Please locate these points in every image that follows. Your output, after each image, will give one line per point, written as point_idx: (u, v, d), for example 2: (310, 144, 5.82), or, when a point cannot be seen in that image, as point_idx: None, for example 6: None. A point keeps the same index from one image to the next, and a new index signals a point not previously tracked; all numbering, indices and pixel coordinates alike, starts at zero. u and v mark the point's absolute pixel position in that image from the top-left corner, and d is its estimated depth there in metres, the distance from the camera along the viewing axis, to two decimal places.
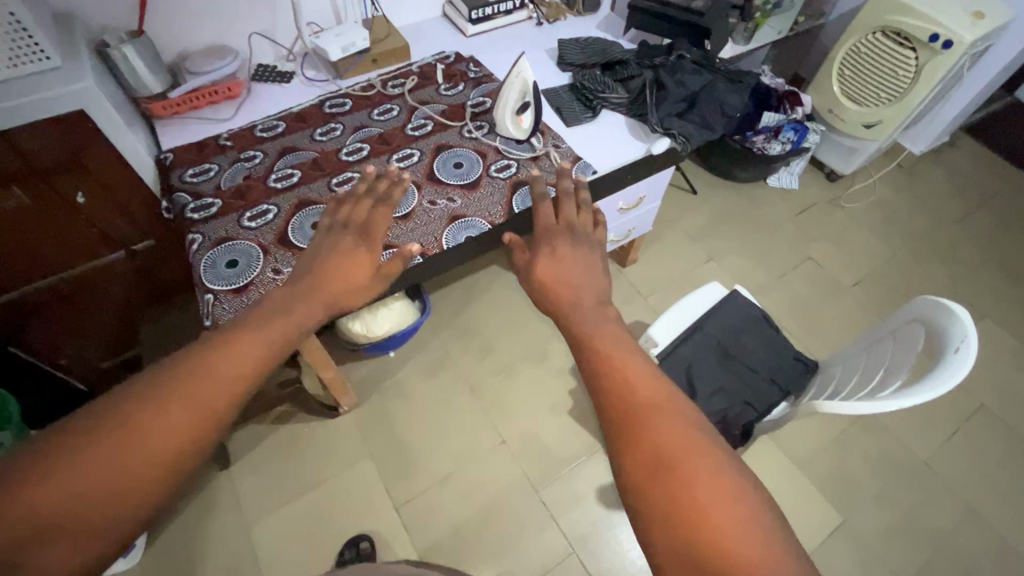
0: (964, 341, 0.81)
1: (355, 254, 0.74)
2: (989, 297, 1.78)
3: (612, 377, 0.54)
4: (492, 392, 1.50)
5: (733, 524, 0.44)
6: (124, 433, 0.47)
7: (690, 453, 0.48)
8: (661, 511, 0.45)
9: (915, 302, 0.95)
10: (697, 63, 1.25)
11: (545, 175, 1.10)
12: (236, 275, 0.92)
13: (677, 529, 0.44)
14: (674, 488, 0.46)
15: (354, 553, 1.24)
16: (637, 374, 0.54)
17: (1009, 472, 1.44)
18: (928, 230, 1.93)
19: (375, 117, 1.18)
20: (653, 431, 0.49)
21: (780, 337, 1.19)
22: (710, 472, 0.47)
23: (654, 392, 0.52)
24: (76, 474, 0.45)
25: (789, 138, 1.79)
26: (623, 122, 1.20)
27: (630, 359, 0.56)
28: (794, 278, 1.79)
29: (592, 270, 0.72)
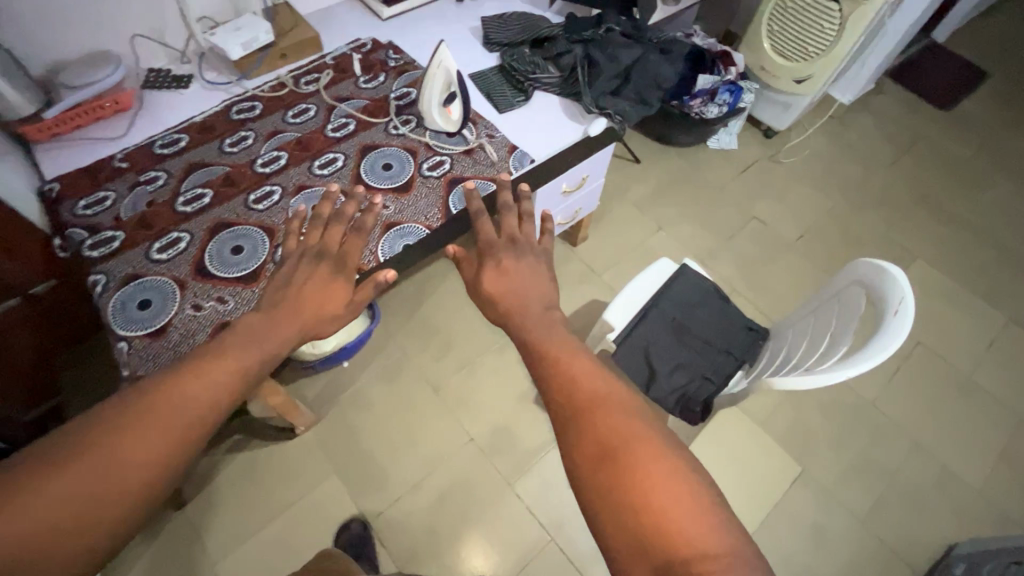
0: (902, 303, 0.83)
1: (331, 285, 0.73)
2: (920, 238, 1.87)
3: (559, 382, 0.63)
4: (455, 390, 1.46)
5: (677, 505, 0.51)
6: (93, 460, 0.49)
7: (633, 436, 0.56)
8: (605, 490, 0.53)
9: (851, 266, 0.98)
10: (629, 37, 1.22)
11: (481, 169, 1.04)
12: (151, 318, 0.83)
13: (624, 506, 0.52)
14: (621, 472, 0.53)
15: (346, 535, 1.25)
16: (582, 376, 0.62)
17: (946, 402, 1.54)
18: (860, 178, 2.00)
19: (290, 120, 1.08)
20: (601, 426, 0.57)
21: (731, 307, 1.20)
22: (656, 460, 0.54)
23: (598, 389, 0.61)
24: (43, 505, 0.46)
25: (726, 100, 1.77)
26: (557, 103, 1.16)
27: (577, 359, 0.65)
28: (741, 239, 1.82)
29: (537, 275, 0.79)
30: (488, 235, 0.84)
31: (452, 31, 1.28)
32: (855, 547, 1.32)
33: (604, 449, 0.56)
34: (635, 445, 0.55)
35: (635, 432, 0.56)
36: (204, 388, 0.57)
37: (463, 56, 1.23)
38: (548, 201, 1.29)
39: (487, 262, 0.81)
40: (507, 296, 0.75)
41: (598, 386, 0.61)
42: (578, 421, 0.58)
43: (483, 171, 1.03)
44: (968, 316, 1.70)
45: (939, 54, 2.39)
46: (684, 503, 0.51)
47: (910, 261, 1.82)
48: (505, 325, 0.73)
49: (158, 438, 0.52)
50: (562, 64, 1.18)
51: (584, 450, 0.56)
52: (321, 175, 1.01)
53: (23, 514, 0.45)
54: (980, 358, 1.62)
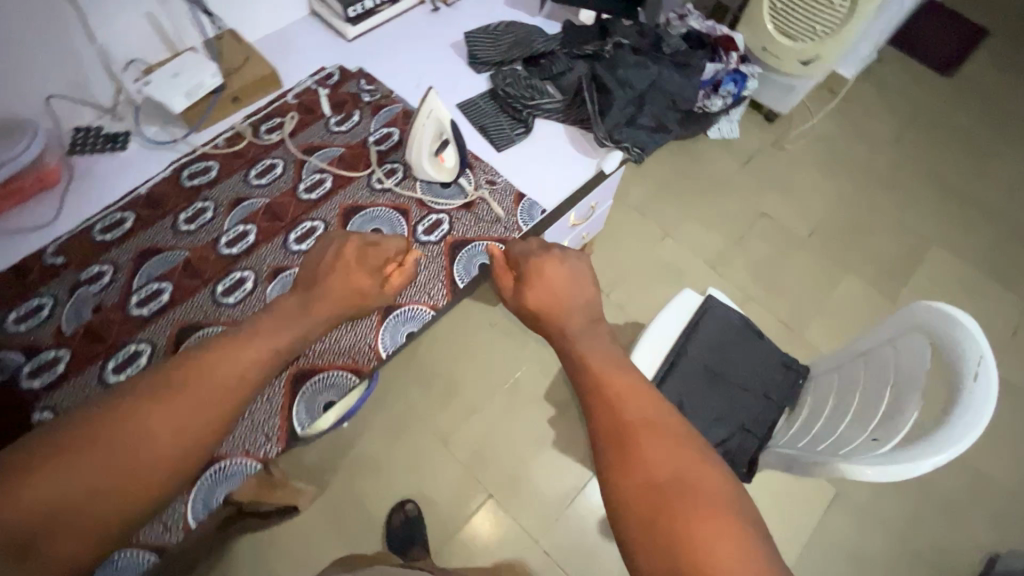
0: (981, 366, 0.74)
1: (359, 269, 0.71)
2: (934, 221, 1.78)
3: (603, 398, 0.58)
4: (466, 440, 1.36)
5: (727, 548, 0.46)
6: (112, 449, 0.49)
7: (678, 469, 0.51)
8: (647, 516, 0.49)
9: (908, 308, 0.88)
10: (638, 50, 1.06)
11: (487, 226, 0.90)
12: None
13: (665, 536, 0.47)
14: (666, 506, 0.49)
15: (402, 520, 1.24)
16: (629, 396, 0.58)
17: None
18: (869, 158, 1.88)
19: (254, 181, 0.92)
20: (644, 449, 0.53)
21: (764, 344, 1.11)
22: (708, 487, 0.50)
23: (647, 412, 0.56)
24: (81, 476, 0.47)
25: (729, 91, 1.63)
26: (563, 133, 1.01)
27: (622, 377, 0.60)
28: (752, 239, 1.71)
29: (580, 279, 0.71)
30: (522, 248, 0.77)
31: (430, 49, 1.10)
32: (896, 568, 1.29)
33: (642, 472, 0.52)
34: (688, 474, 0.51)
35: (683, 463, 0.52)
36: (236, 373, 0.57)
37: (446, 81, 1.06)
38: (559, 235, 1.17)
39: (522, 272, 0.74)
40: (546, 306, 0.68)
41: (643, 409, 0.56)
42: (618, 441, 0.54)
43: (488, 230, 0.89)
44: (986, 305, 1.64)
45: (938, 12, 2.25)
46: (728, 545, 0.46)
47: (925, 247, 1.73)
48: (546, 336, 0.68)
49: (181, 426, 0.52)
50: (564, 87, 1.02)
51: (621, 473, 0.52)
52: (299, 252, 0.86)
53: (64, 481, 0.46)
54: (1003, 349, 1.57)
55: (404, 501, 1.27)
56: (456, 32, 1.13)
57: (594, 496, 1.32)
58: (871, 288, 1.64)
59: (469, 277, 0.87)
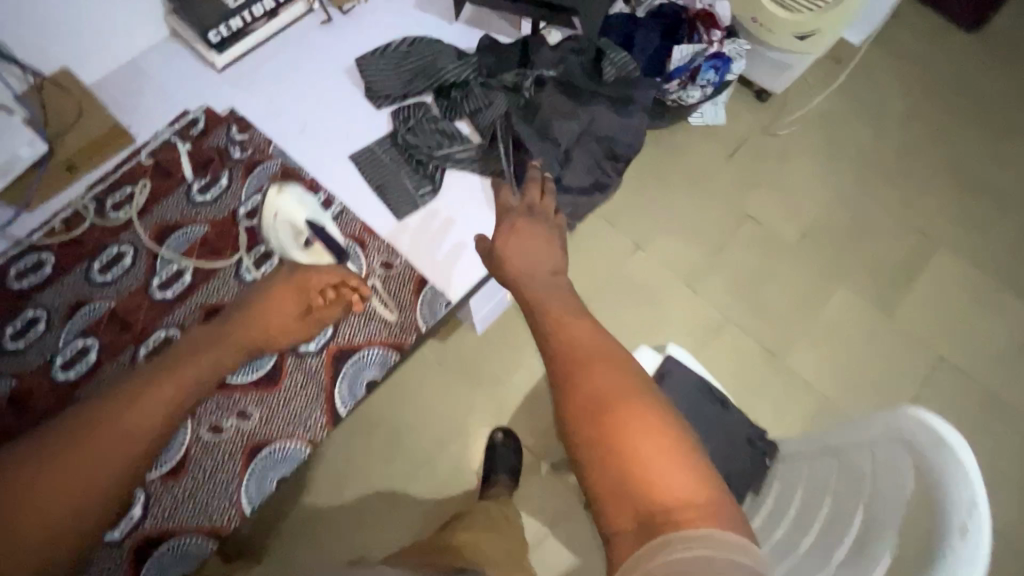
0: (970, 505, 0.58)
1: (279, 296, 0.87)
2: (944, 215, 1.57)
3: (556, 332, 0.70)
4: (415, 497, 1.26)
5: (659, 460, 0.58)
6: (100, 445, 0.71)
7: (649, 440, 0.59)
8: (595, 435, 0.60)
9: (900, 416, 0.72)
10: (562, 83, 1.07)
11: (363, 335, 0.98)
12: None
13: (607, 448, 0.59)
14: (614, 424, 0.60)
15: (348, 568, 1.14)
16: (580, 334, 0.69)
17: (971, 429, 1.36)
18: (874, 142, 1.65)
19: (98, 278, 0.94)
20: (594, 380, 0.64)
21: (729, 414, 0.97)
22: (643, 411, 0.61)
23: (598, 349, 0.67)
24: (83, 463, 0.70)
25: (709, 80, 1.38)
26: (466, 201, 1.03)
27: (603, 366, 0.65)
28: (734, 247, 1.52)
29: (549, 245, 0.84)
30: (507, 201, 0.91)
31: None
32: None
33: (617, 444, 0.59)
34: (630, 397, 0.62)
35: (628, 390, 0.63)
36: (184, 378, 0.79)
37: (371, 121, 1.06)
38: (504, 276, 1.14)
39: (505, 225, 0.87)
40: (513, 261, 0.82)
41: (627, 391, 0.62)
42: (600, 420, 0.61)
43: (369, 335, 0.98)
44: (996, 315, 1.47)
45: None
46: (693, 504, 0.55)
47: (931, 249, 1.54)
48: (512, 284, 0.81)
49: (140, 428, 0.74)
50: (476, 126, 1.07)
51: (595, 445, 0.60)
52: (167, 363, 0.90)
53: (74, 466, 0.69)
54: (1009, 367, 1.42)
55: (349, 568, 1.14)
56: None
57: (551, 554, 1.23)
58: (866, 301, 1.48)
59: (348, 400, 0.97)
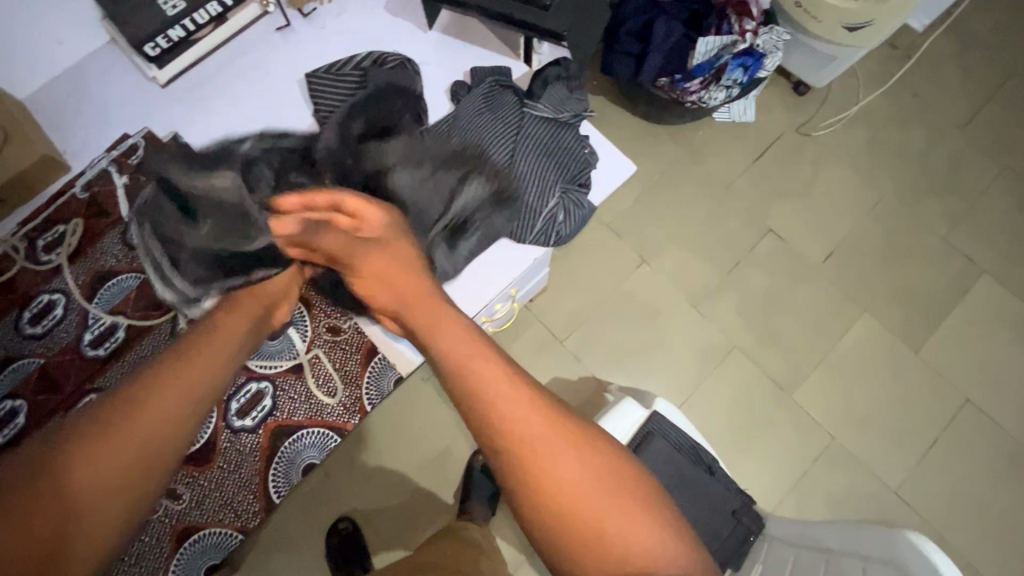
0: None
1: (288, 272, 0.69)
2: (995, 239, 1.40)
3: (476, 391, 0.57)
4: (389, 516, 1.23)
5: (612, 507, 0.57)
6: (79, 473, 0.49)
7: (581, 487, 0.57)
8: (528, 487, 0.57)
9: (901, 545, 0.63)
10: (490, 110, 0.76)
11: (303, 412, 0.96)
12: None
13: (541, 496, 0.57)
14: (549, 479, 0.56)
15: (339, 535, 1.19)
16: (502, 392, 0.57)
17: (988, 482, 1.26)
18: (925, 149, 1.45)
19: (28, 331, 0.75)
20: (528, 442, 0.56)
21: (714, 484, 0.89)
22: (583, 475, 0.57)
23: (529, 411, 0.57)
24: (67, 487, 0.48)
25: (737, 79, 1.20)
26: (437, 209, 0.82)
27: (503, 391, 0.57)
28: (750, 265, 1.39)
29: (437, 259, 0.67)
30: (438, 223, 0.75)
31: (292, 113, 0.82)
32: None
33: (565, 488, 0.57)
34: (572, 462, 0.57)
35: (565, 450, 0.57)
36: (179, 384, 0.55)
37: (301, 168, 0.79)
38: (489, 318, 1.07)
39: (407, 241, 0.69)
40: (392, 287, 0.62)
41: (489, 360, 0.58)
42: (542, 467, 0.56)
43: (309, 412, 0.96)
44: None
45: None
46: (623, 521, 0.57)
47: (973, 277, 1.38)
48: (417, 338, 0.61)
49: (154, 437, 0.53)
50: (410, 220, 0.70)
51: (524, 483, 0.57)
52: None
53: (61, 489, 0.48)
54: None
55: (338, 521, 1.20)
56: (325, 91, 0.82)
57: None
58: (891, 333, 1.35)
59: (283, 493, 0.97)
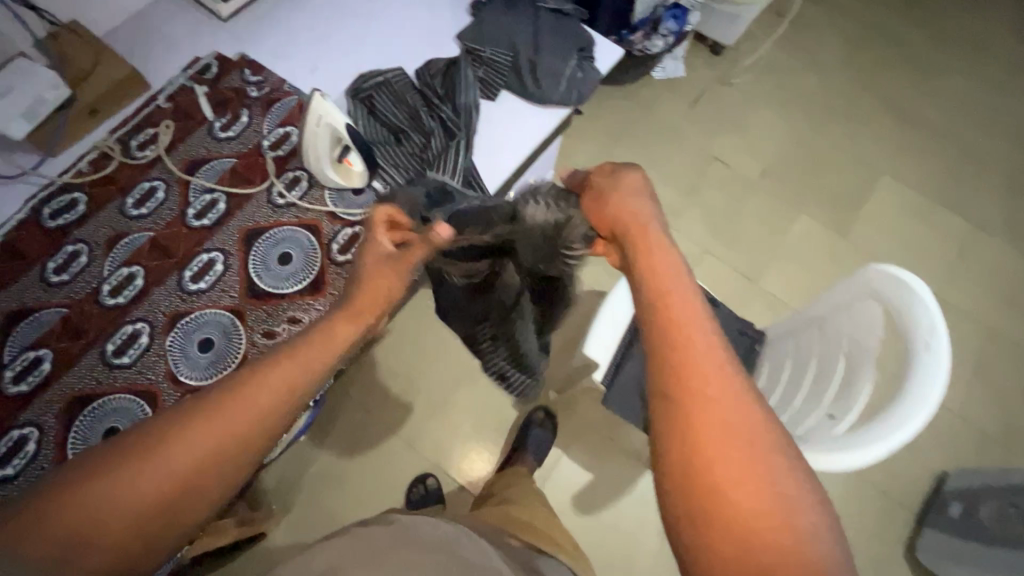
0: (933, 335, 0.72)
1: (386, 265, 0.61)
2: (885, 148, 1.75)
3: (668, 336, 0.49)
4: (432, 435, 1.31)
5: (775, 519, 0.42)
6: (141, 478, 0.45)
7: (755, 477, 0.44)
8: (678, 468, 0.46)
9: (865, 273, 0.83)
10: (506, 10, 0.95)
11: None
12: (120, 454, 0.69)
13: (690, 484, 0.45)
14: (704, 480, 0.44)
15: (423, 490, 1.25)
16: (700, 346, 0.49)
17: None
18: (819, 88, 1.81)
19: (133, 213, 0.79)
20: (701, 411, 0.46)
21: (721, 310, 1.06)
22: (760, 474, 0.44)
23: (718, 374, 0.48)
24: (145, 478, 0.46)
25: (671, 29, 1.50)
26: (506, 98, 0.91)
27: (703, 345, 0.49)
28: (705, 187, 1.65)
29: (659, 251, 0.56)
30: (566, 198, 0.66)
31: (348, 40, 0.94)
32: (855, 503, 1.33)
33: (719, 488, 0.44)
34: (739, 469, 0.44)
35: (745, 430, 0.46)
36: (260, 396, 0.49)
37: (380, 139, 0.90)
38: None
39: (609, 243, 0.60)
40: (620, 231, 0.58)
41: (694, 309, 0.51)
42: (708, 468, 0.45)
43: None
44: (936, 230, 1.65)
45: None
46: (765, 505, 0.43)
47: (875, 178, 1.71)
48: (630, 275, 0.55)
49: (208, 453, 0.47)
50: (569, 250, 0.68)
51: (682, 466, 0.46)
52: (157, 355, 0.71)
53: (134, 485, 0.45)
54: (949, 274, 1.60)
55: (424, 475, 1.27)
56: (369, 26, 0.95)
57: (567, 472, 1.31)
58: (824, 226, 1.63)
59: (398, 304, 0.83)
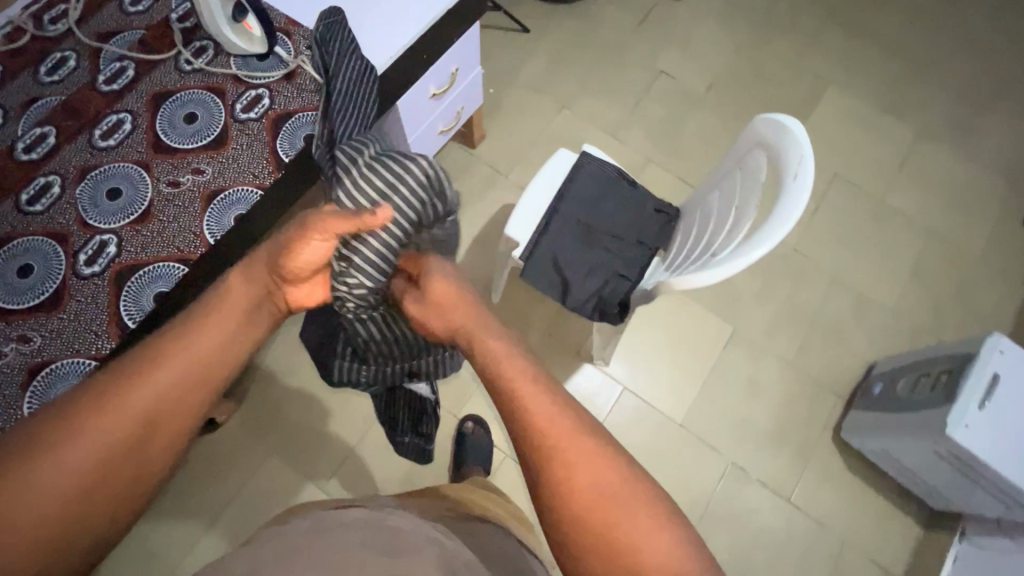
0: (801, 165, 0.76)
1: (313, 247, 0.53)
2: (832, 59, 1.75)
3: (510, 416, 0.51)
4: None
5: (652, 550, 0.47)
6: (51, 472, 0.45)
7: (618, 513, 0.48)
8: (568, 536, 0.49)
9: (756, 123, 0.87)
10: None
11: (306, 97, 0.84)
12: (31, 289, 0.72)
13: (588, 548, 0.48)
14: (593, 544, 0.48)
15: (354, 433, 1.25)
16: (536, 411, 0.51)
17: (864, 232, 1.54)
18: (767, 3, 1.81)
19: (45, 79, 0.83)
20: (573, 483, 0.49)
21: (638, 191, 1.11)
22: (629, 512, 0.48)
23: (558, 430, 0.50)
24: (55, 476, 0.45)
25: None
26: None
27: (538, 402, 0.52)
28: (649, 100, 1.66)
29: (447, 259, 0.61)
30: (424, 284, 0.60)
31: None
32: (786, 393, 1.39)
33: (603, 540, 0.48)
34: (608, 505, 0.48)
35: (608, 473, 0.49)
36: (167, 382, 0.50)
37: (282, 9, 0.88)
38: (422, 142, 1.23)
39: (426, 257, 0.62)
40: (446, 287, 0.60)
41: (526, 376, 0.53)
42: (590, 527, 0.48)
43: (313, 99, 0.83)
44: (882, 136, 1.65)
45: None
46: (637, 530, 0.48)
47: (822, 89, 1.71)
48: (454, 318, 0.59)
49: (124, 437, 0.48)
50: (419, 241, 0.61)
51: (576, 537, 0.49)
52: (69, 203, 0.76)
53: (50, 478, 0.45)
54: (893, 177, 1.61)
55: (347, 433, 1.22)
56: None
57: None
58: None
59: (296, 150, 0.82)
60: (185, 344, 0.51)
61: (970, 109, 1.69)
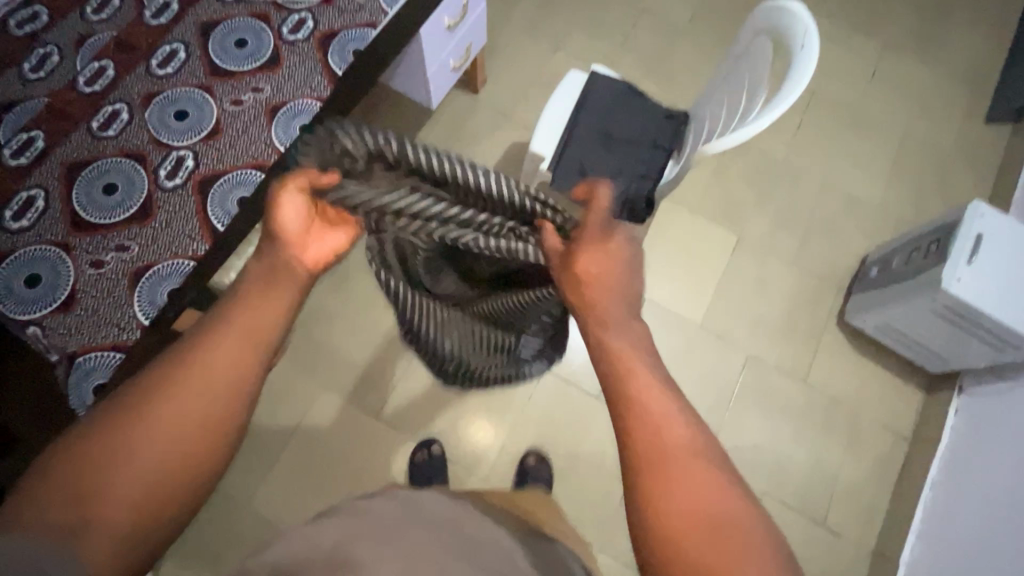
0: (806, 38, 0.85)
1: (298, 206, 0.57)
2: None
3: (625, 386, 0.51)
4: None
5: (750, 565, 0.43)
6: (129, 458, 0.46)
7: (715, 510, 0.46)
8: (654, 521, 0.46)
9: (760, 14, 0.96)
10: None
11: (347, 17, 0.89)
12: (118, 203, 0.76)
13: (670, 534, 0.45)
14: (682, 533, 0.45)
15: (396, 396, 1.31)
16: (652, 388, 0.51)
17: (846, 140, 1.66)
18: None
19: (93, 18, 0.86)
20: (675, 465, 0.47)
21: (648, 100, 1.19)
22: (732, 518, 0.45)
23: (674, 415, 0.50)
24: (135, 459, 0.46)
25: None
26: None
27: (658, 388, 0.51)
28: (638, 35, 1.75)
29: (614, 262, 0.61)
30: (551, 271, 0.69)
31: None
32: (792, 290, 1.51)
33: (695, 537, 0.44)
34: (706, 500, 0.46)
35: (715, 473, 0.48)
36: (223, 358, 0.51)
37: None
38: (438, 78, 1.29)
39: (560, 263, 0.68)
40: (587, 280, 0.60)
41: (645, 363, 0.53)
42: (681, 518, 0.45)
43: (354, 18, 0.89)
44: (854, 52, 1.78)
45: None
46: (735, 535, 0.44)
47: None
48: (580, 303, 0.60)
49: (194, 416, 0.49)
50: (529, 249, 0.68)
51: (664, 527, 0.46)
52: (140, 125, 0.80)
53: (128, 465, 0.46)
54: (867, 89, 1.73)
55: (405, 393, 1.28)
56: None
57: None
58: None
59: (346, 65, 0.89)
60: (231, 321, 0.53)
61: (931, 20, 1.82)
